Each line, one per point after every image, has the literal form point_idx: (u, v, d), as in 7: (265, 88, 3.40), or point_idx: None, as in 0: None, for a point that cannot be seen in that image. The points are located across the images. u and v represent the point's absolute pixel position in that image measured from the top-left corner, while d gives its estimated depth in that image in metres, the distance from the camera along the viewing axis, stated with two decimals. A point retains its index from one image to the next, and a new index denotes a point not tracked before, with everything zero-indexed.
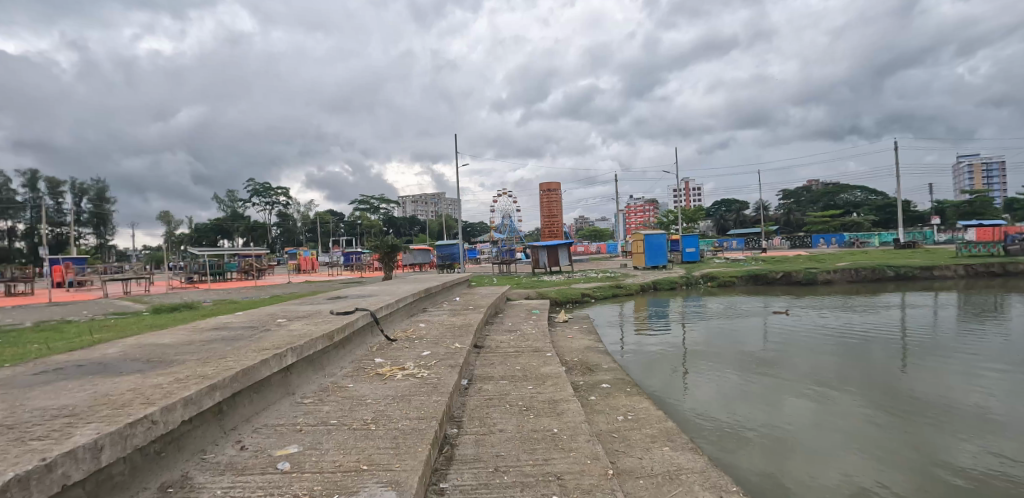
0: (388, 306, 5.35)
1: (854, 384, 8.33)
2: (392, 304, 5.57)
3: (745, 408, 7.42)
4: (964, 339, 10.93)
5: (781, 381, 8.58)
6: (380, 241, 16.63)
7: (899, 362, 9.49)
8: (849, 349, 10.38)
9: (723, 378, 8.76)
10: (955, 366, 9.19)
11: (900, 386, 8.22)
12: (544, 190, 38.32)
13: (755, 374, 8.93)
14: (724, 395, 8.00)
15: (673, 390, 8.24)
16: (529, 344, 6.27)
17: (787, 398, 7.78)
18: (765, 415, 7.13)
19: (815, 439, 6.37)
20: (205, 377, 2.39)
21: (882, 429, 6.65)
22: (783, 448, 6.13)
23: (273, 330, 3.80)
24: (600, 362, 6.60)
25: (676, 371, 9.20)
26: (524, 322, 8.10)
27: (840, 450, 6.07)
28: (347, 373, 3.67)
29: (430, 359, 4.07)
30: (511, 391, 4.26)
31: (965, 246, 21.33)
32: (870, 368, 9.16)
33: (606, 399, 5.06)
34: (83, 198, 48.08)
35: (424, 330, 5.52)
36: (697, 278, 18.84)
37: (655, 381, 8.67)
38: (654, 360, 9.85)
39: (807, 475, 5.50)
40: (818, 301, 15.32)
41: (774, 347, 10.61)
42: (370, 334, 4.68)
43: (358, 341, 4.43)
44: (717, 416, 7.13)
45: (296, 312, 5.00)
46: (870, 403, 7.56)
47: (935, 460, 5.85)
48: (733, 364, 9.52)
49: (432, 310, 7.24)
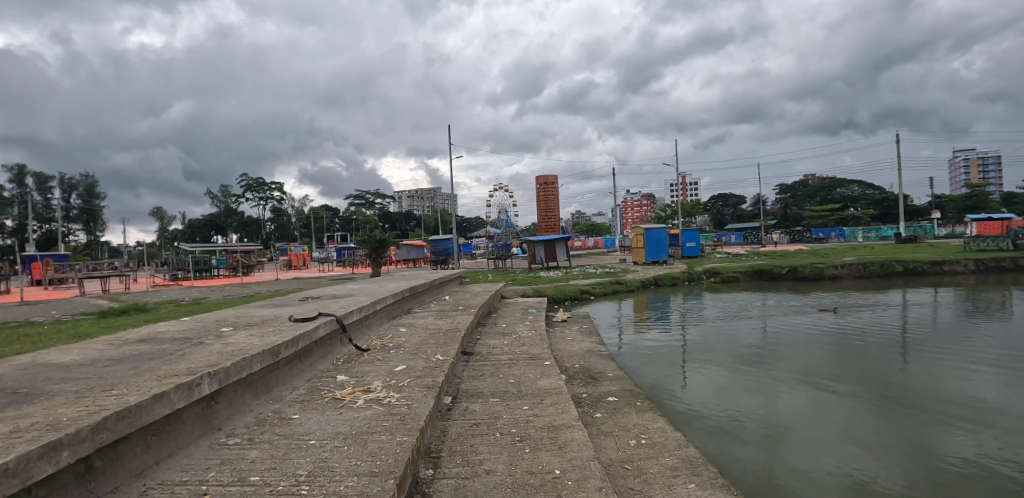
0: (361, 310, 4.61)
1: (850, 377, 7.85)
2: (366, 307, 4.84)
3: (739, 400, 6.95)
4: (965, 334, 10.45)
5: (776, 373, 8.11)
6: (367, 236, 15.84)
7: (894, 356, 9.03)
8: (844, 343, 9.90)
9: (719, 371, 8.27)
10: (952, 360, 8.73)
11: (894, 379, 7.80)
12: (541, 184, 37.49)
13: (749, 367, 8.45)
14: (719, 386, 7.52)
15: (667, 382, 7.74)
16: (524, 350, 5.56)
17: (783, 389, 7.32)
18: (759, 406, 6.67)
19: (810, 431, 5.90)
20: (54, 426, 1.66)
21: (879, 421, 6.19)
22: (779, 441, 5.65)
23: (204, 345, 3.03)
24: (604, 370, 5.90)
25: (671, 363, 8.70)
26: (519, 324, 7.37)
27: (836, 442, 5.61)
28: (298, 398, 2.93)
29: (405, 376, 3.33)
30: (503, 413, 3.54)
31: (974, 242, 20.64)
32: (864, 361, 8.73)
33: (613, 417, 4.35)
34: (72, 194, 47.10)
35: (404, 336, 4.78)
36: (700, 274, 18.22)
37: (649, 373, 8.16)
38: (649, 353, 9.34)
39: (801, 471, 5.03)
40: (823, 298, 14.72)
41: (770, 342, 10.10)
42: (336, 344, 3.92)
43: (319, 353, 3.68)
44: (710, 408, 6.63)
45: (252, 317, 4.25)
46: (867, 395, 7.08)
47: (932, 452, 5.40)
48: (726, 357, 9.05)
49: (417, 312, 6.50)
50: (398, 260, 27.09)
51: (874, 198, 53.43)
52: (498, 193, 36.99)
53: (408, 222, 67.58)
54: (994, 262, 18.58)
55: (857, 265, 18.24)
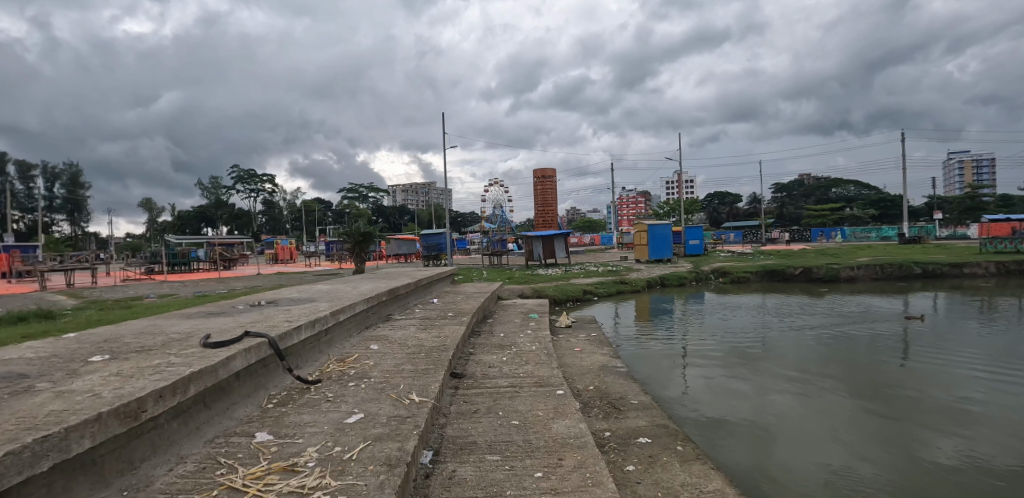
0: (312, 325, 3.45)
1: (843, 374, 7.23)
2: (323, 320, 3.68)
3: (725, 396, 6.35)
4: (966, 334, 9.79)
5: (767, 368, 7.53)
6: (351, 229, 14.66)
7: (888, 353, 8.40)
8: (838, 340, 9.30)
9: (710, 365, 7.69)
10: (945, 358, 8.11)
11: (885, 374, 7.23)
12: (539, 178, 36.33)
13: (739, 362, 7.83)
14: (710, 381, 6.95)
15: (658, 377, 7.14)
16: (529, 372, 4.42)
17: (773, 384, 6.78)
18: (746, 404, 6.08)
19: (799, 427, 5.39)
20: None
21: (868, 420, 5.61)
22: (765, 441, 5.07)
23: (22, 396, 1.87)
24: (624, 394, 4.80)
25: (665, 358, 8.08)
26: (519, 333, 6.20)
27: (825, 440, 5.10)
28: (171, 488, 1.81)
29: (358, 438, 2.18)
30: (505, 486, 2.42)
31: (989, 242, 19.73)
32: (856, 357, 8.12)
33: (651, 473, 3.25)
34: (55, 183, 45.13)
35: (371, 358, 3.63)
36: (708, 274, 17.20)
37: (642, 368, 7.54)
38: (643, 349, 8.68)
39: (784, 475, 4.46)
40: (841, 301, 13.70)
41: (766, 339, 9.41)
42: (266, 376, 2.79)
43: (234, 392, 2.54)
44: (697, 404, 6.05)
45: (160, 333, 3.10)
46: (858, 392, 6.48)
47: (920, 452, 4.84)
48: (717, 353, 8.41)
49: (398, 320, 5.34)
50: (389, 255, 25.82)
51: (871, 197, 52.79)
52: (494, 187, 35.75)
53: (402, 216, 66.21)
54: (1014, 264, 17.62)
55: (874, 266, 17.21)
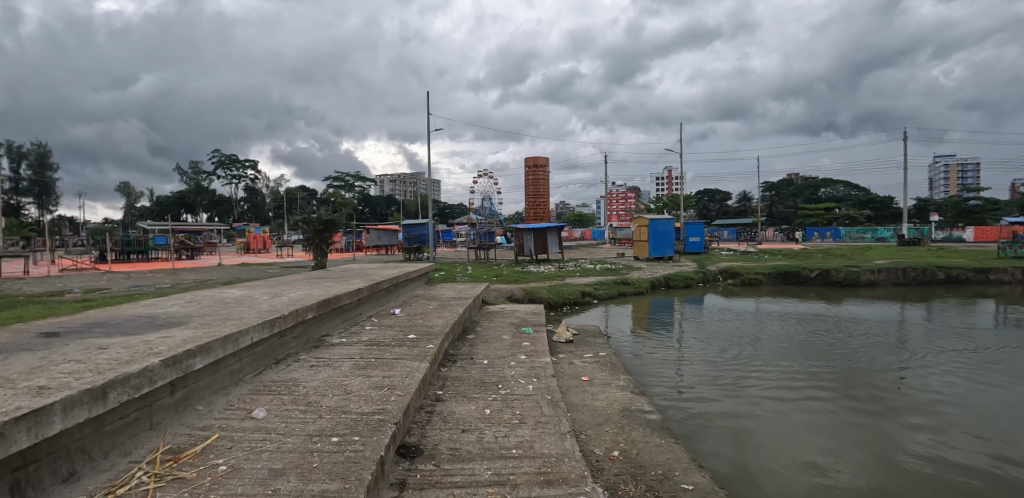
0: (83, 397, 1.68)
1: (823, 370, 6.37)
2: (131, 374, 1.92)
3: (705, 391, 5.39)
4: (967, 339, 8.88)
5: (747, 363, 6.69)
6: (310, 216, 12.82)
7: (871, 353, 7.55)
8: (827, 342, 8.40)
9: (691, 360, 6.80)
10: (931, 360, 7.23)
11: (866, 371, 6.40)
12: (531, 167, 34.54)
13: (723, 360, 6.86)
14: (691, 374, 6.04)
15: (644, 371, 6.20)
16: (528, 445, 2.72)
17: (752, 377, 5.95)
18: (723, 397, 5.15)
19: (777, 419, 4.56)
20: None
21: (845, 414, 4.73)
22: (741, 433, 4.21)
23: None
24: (670, 469, 3.18)
25: (650, 356, 7.11)
26: (509, 361, 4.50)
27: (804, 432, 4.28)
28: None
29: None
30: None
31: (1010, 247, 18.36)
32: (838, 356, 7.22)
33: None
34: (22, 164, 41.84)
35: (231, 454, 1.91)
36: (716, 274, 15.68)
37: (630, 363, 6.56)
38: (629, 347, 7.65)
39: (758, 473, 3.55)
40: (863, 307, 12.27)
41: (754, 340, 8.43)
42: None
43: None
44: (677, 395, 5.16)
45: None
46: (839, 387, 5.60)
47: (900, 449, 4.00)
48: (702, 351, 7.45)
49: (332, 348, 3.60)
50: (368, 246, 23.87)
51: (862, 197, 51.84)
52: (484, 178, 33.89)
53: (389, 207, 64.01)
54: None
55: (895, 271, 15.75)
